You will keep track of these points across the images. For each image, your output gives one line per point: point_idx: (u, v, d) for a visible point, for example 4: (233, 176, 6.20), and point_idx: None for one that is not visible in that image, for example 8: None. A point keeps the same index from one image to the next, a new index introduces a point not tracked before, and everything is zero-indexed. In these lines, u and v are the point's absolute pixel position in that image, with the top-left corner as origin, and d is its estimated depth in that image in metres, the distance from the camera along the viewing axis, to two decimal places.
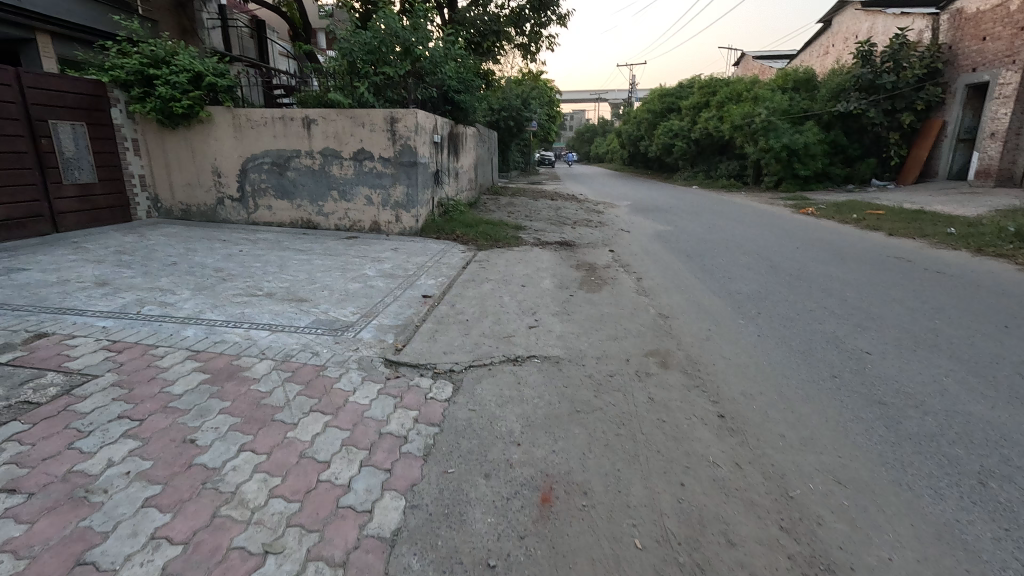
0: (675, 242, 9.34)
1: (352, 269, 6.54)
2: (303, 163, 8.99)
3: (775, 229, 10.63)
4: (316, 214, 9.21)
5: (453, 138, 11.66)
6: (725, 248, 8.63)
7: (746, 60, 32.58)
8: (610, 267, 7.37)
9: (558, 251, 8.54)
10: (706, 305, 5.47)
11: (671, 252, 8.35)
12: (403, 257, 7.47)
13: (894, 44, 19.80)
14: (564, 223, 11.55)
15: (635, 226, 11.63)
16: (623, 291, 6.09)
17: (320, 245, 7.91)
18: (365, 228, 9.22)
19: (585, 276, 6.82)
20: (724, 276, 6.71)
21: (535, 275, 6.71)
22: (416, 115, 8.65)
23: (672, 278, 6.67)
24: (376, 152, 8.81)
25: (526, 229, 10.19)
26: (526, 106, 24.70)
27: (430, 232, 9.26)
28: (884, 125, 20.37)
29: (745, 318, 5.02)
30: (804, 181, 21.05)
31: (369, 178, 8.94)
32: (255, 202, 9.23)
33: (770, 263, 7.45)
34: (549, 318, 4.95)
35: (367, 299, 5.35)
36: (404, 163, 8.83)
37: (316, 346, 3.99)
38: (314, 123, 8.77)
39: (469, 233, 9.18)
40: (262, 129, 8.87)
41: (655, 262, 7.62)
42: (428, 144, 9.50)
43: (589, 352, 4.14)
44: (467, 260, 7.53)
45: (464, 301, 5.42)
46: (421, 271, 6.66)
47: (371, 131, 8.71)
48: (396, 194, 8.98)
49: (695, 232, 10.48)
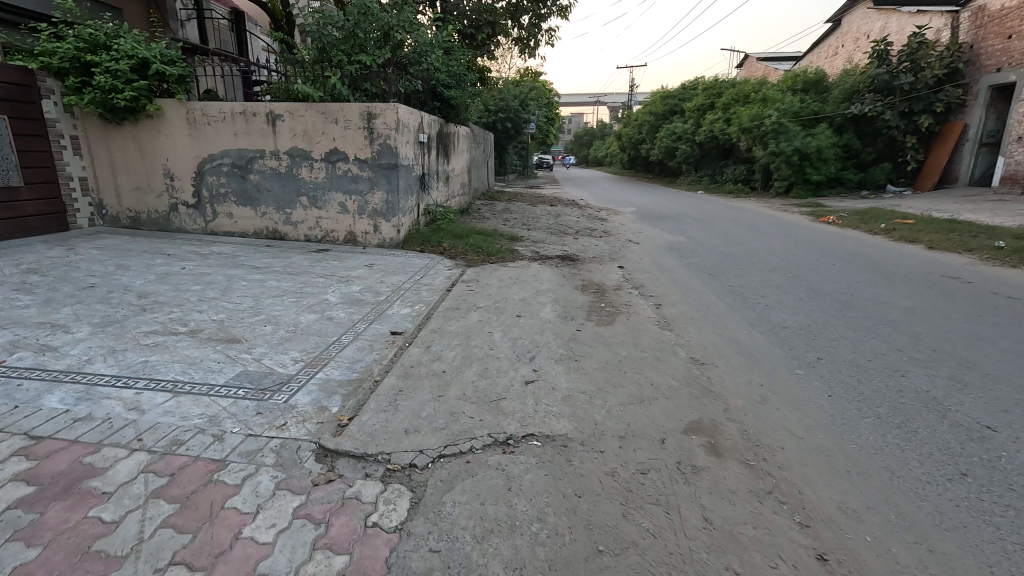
0: (693, 256, 8.24)
1: (311, 293, 5.42)
2: (267, 165, 7.85)
3: (801, 241, 9.53)
4: (283, 223, 8.08)
5: (443, 138, 10.56)
6: (750, 264, 7.52)
7: (750, 62, 31.61)
8: (622, 288, 6.26)
9: (559, 267, 7.42)
10: (749, 346, 4.35)
11: (690, 269, 7.24)
12: (377, 275, 6.36)
13: (913, 43, 18.72)
14: (565, 232, 10.44)
15: (644, 236, 10.53)
16: (641, 323, 4.97)
17: (283, 261, 6.80)
18: (340, 239, 8.10)
19: (592, 301, 5.71)
20: (759, 303, 5.60)
21: (533, 299, 5.61)
22: (397, 110, 7.53)
23: (697, 305, 5.55)
24: (352, 153, 7.70)
25: (522, 239, 9.08)
26: (525, 107, 23.59)
27: (413, 244, 8.15)
28: (900, 128, 19.36)
29: (804, 368, 3.89)
30: (816, 187, 20.04)
31: (344, 183, 7.83)
32: (214, 208, 8.09)
33: (809, 285, 6.34)
34: (551, 366, 3.83)
35: (320, 337, 4.22)
36: (384, 165, 7.71)
37: (227, 420, 2.86)
38: (280, 118, 7.63)
39: (458, 245, 8.06)
40: (221, 125, 7.74)
41: (674, 283, 6.51)
42: (413, 144, 8.38)
43: (607, 426, 3.01)
44: (454, 278, 6.44)
45: (444, 338, 4.30)
46: (396, 296, 5.54)
47: (346, 128, 7.60)
48: (374, 201, 7.86)
49: (712, 244, 9.38)
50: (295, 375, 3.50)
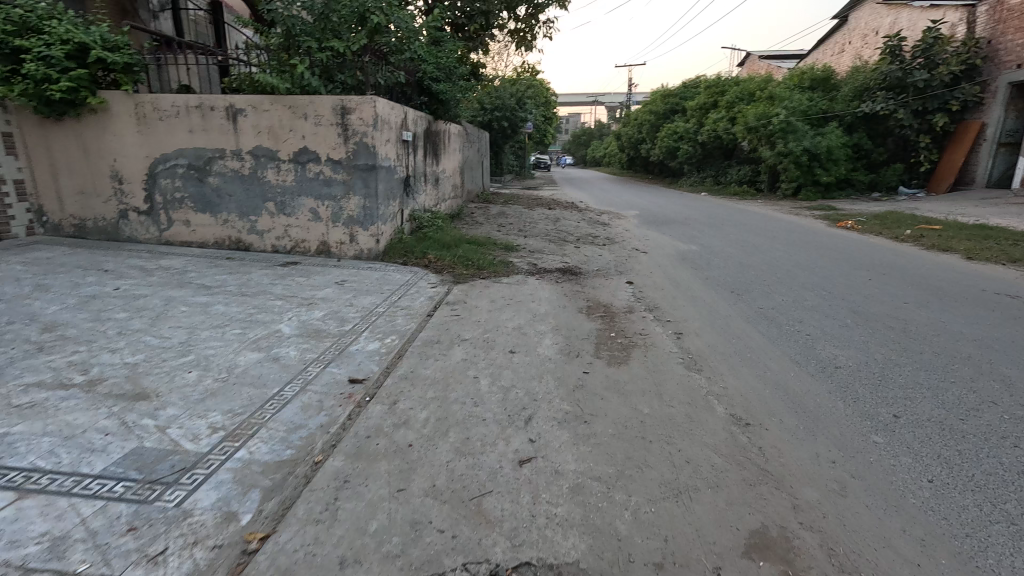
0: (709, 269, 7.36)
1: (263, 322, 4.51)
2: (228, 166, 6.93)
3: (824, 251, 8.67)
4: (247, 232, 7.14)
5: (431, 137, 9.65)
6: (776, 280, 6.65)
7: (752, 60, 30.79)
8: (633, 311, 5.35)
9: (559, 283, 6.52)
10: (801, 397, 3.46)
11: (709, 286, 6.34)
12: (348, 295, 5.47)
13: (928, 38, 17.90)
14: (565, 240, 9.54)
15: (652, 243, 9.63)
16: (662, 361, 4.08)
17: (240, 278, 5.88)
18: (312, 250, 7.18)
19: (599, 329, 4.80)
20: (798, 332, 4.71)
21: (529, 327, 4.71)
22: (375, 104, 6.63)
23: (725, 335, 4.65)
24: (324, 153, 6.79)
25: (518, 249, 8.18)
26: (522, 106, 22.67)
27: (396, 255, 7.24)
28: (914, 127, 18.54)
29: (882, 434, 2.99)
30: (826, 189, 19.21)
31: (316, 186, 6.92)
32: (168, 215, 7.14)
33: (850, 307, 5.45)
34: (553, 434, 2.92)
35: (257, 388, 3.31)
36: (360, 167, 6.81)
37: (77, 547, 1.95)
38: (241, 113, 6.71)
39: (445, 256, 7.15)
40: (174, 121, 6.82)
41: (693, 304, 5.62)
42: (395, 143, 7.48)
43: (635, 546, 2.10)
44: (438, 298, 5.55)
45: (417, 388, 3.38)
46: (366, 323, 4.64)
47: (316, 125, 6.69)
48: (350, 208, 6.95)
49: (727, 254, 8.50)
50: (208, 453, 2.58)
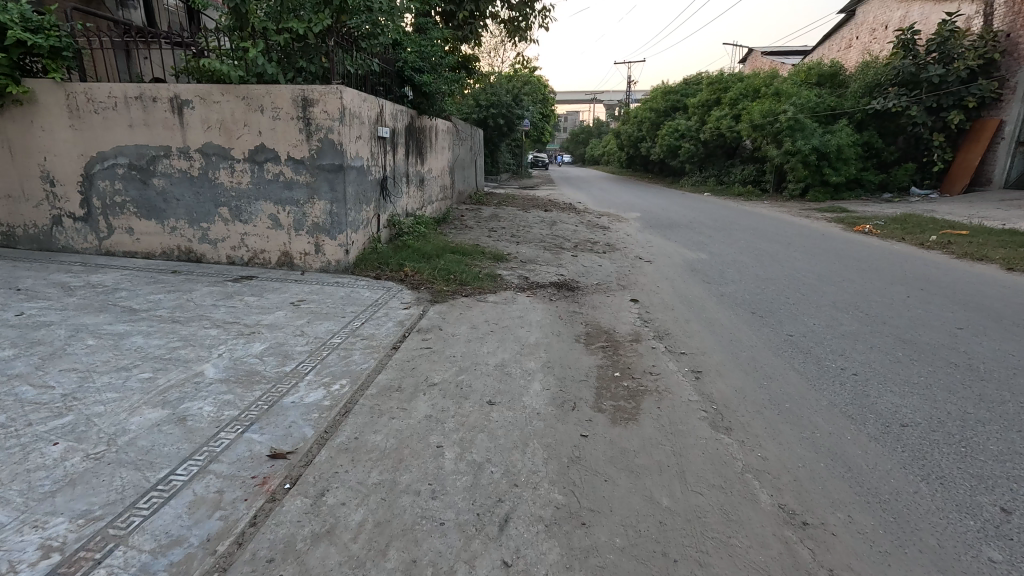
0: (723, 283, 6.53)
1: (184, 360, 3.66)
2: (174, 166, 6.05)
3: (847, 261, 7.85)
4: (198, 241, 6.27)
5: (414, 134, 8.78)
6: (802, 298, 5.80)
7: (755, 56, 29.98)
8: (640, 340, 4.51)
9: (553, 301, 5.67)
10: (869, 477, 2.60)
11: (726, 306, 5.50)
12: (302, 319, 4.62)
13: (943, 31, 17.04)
14: (561, 247, 8.68)
15: (657, 250, 8.79)
16: (680, 415, 3.22)
17: (178, 298, 5.02)
18: (272, 262, 6.31)
19: (601, 365, 3.96)
20: (842, 371, 3.86)
21: (515, 365, 3.85)
22: (342, 95, 5.76)
23: (755, 377, 3.80)
24: (284, 151, 5.92)
25: (508, 258, 7.32)
26: (518, 103, 21.80)
27: (368, 267, 6.37)
28: (927, 125, 17.72)
29: (997, 546, 2.15)
30: (834, 189, 18.40)
31: (276, 189, 6.06)
32: (108, 222, 6.27)
33: (897, 335, 4.60)
34: (537, 550, 2.07)
35: (138, 469, 2.44)
36: (325, 167, 5.95)
37: None
38: (187, 105, 5.83)
39: (424, 268, 6.30)
40: (112, 114, 5.94)
41: (709, 330, 4.78)
42: (368, 139, 6.61)
43: None
44: (410, 323, 4.69)
45: (357, 469, 2.52)
46: (315, 361, 3.78)
47: (274, 118, 5.81)
48: (315, 214, 6.09)
49: (741, 264, 7.67)
50: None
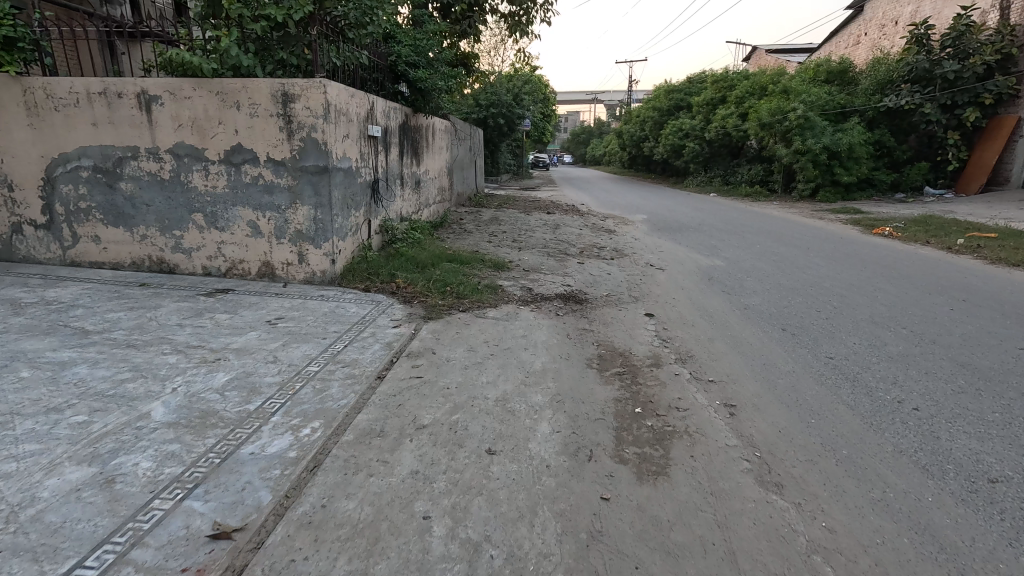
0: (745, 293, 5.98)
1: (130, 396, 3.11)
2: (143, 168, 5.52)
3: (874, 267, 7.31)
4: (171, 250, 5.74)
5: (408, 133, 8.25)
6: (834, 312, 5.26)
7: (759, 55, 29.48)
8: (660, 366, 3.96)
9: (560, 316, 5.13)
10: (969, 560, 2.06)
11: (753, 323, 4.96)
12: (277, 342, 4.09)
13: (958, 26, 16.48)
14: (566, 253, 8.13)
15: (669, 256, 8.26)
16: (718, 466, 2.68)
17: (140, 316, 4.48)
18: (251, 273, 5.77)
19: (618, 399, 3.41)
20: (900, 405, 3.32)
21: (518, 400, 3.31)
22: (326, 89, 5.23)
23: (799, 413, 3.26)
24: (263, 151, 5.38)
25: (509, 267, 6.78)
26: (518, 102, 21.25)
27: (357, 279, 5.83)
28: (942, 123, 17.18)
29: None
30: (845, 189, 17.86)
31: (254, 193, 5.52)
32: (72, 229, 5.73)
33: (952, 358, 4.06)
34: None
35: (38, 559, 1.91)
36: (308, 169, 5.42)
37: None
38: (156, 102, 5.31)
39: (418, 279, 5.76)
40: (73, 112, 5.41)
41: (738, 352, 4.24)
42: (357, 139, 6.08)
43: None
44: (399, 346, 4.16)
45: (320, 557, 1.98)
46: (285, 396, 3.24)
47: (251, 115, 5.28)
48: (298, 220, 5.56)
49: (761, 271, 7.13)
50: None
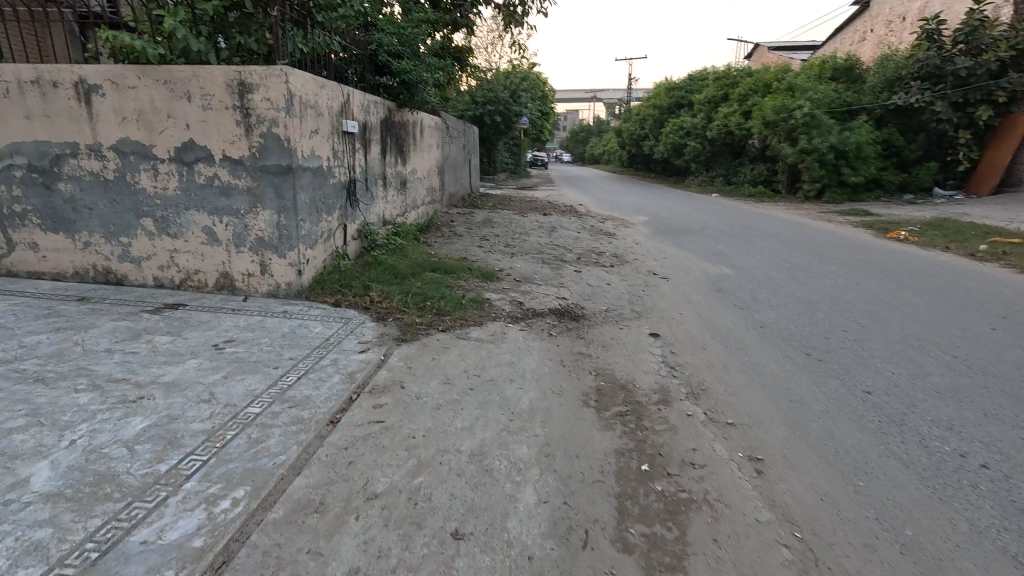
0: (759, 308, 5.39)
1: (13, 454, 2.50)
2: (84, 167, 4.90)
3: (895, 277, 6.74)
4: (118, 259, 5.12)
5: (392, 129, 7.64)
6: (862, 332, 4.69)
7: (761, 52, 28.92)
8: (670, 405, 3.35)
9: (552, 337, 4.52)
10: None
11: (773, 346, 4.37)
12: (218, 373, 3.47)
13: (971, 21, 15.86)
14: (562, 260, 7.53)
15: (673, 263, 7.65)
16: (751, 559, 2.08)
17: (66, 339, 3.86)
18: (209, 285, 5.16)
19: (621, 451, 2.80)
20: (964, 461, 2.73)
21: (497, 454, 2.71)
22: (288, 78, 4.61)
23: (842, 471, 2.67)
24: (218, 148, 4.76)
25: (498, 276, 6.17)
26: (515, 99, 20.62)
27: (327, 291, 5.23)
28: (952, 122, 16.60)
29: None
30: (853, 190, 17.29)
31: (209, 196, 4.90)
32: (8, 235, 5.12)
33: (1011, 394, 3.47)
34: None
35: None
36: (270, 169, 4.80)
37: None
38: (95, 92, 4.68)
39: (395, 292, 5.15)
40: (5, 103, 4.80)
41: (758, 385, 3.65)
42: (328, 134, 5.46)
43: None
44: (363, 379, 3.54)
45: None
46: (209, 451, 2.62)
47: (203, 107, 4.65)
48: (259, 226, 4.95)
49: (774, 281, 6.55)
50: None
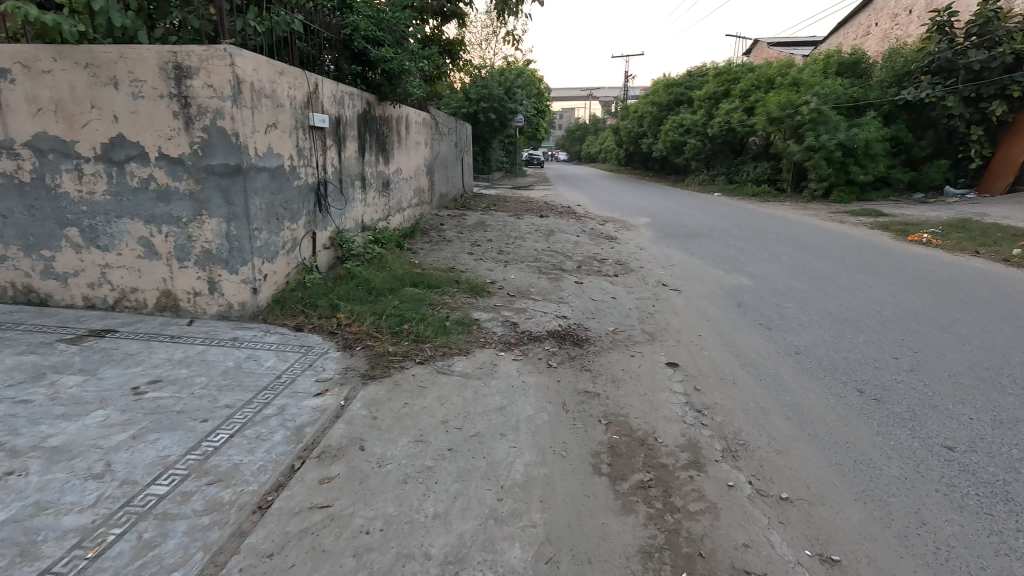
0: (790, 329, 4.65)
1: None
2: None
3: (934, 288, 6.03)
4: (39, 276, 4.35)
5: (371, 124, 6.86)
6: (918, 359, 3.97)
7: (761, 48, 28.24)
8: (704, 473, 2.62)
9: (551, 369, 3.77)
10: None
11: (817, 381, 3.64)
12: (125, 432, 2.70)
13: (985, 12, 15.23)
14: (560, 269, 6.79)
15: (684, 272, 6.92)
16: None
17: None
18: (148, 306, 4.39)
19: (648, 554, 2.07)
20: None
21: (478, 563, 1.98)
22: (234, 59, 3.85)
23: None
24: (152, 144, 4.00)
25: (489, 290, 5.42)
26: (510, 96, 19.84)
27: (289, 311, 4.48)
28: (964, 117, 15.96)
29: None
30: (861, 188, 16.64)
31: (145, 202, 4.14)
32: None
33: None
34: None
35: None
36: (215, 169, 4.04)
37: None
38: (4, 77, 3.95)
39: (367, 312, 4.40)
40: None
41: (809, 438, 2.93)
42: (290, 129, 4.70)
43: None
44: (313, 436, 2.78)
45: None
46: (73, 566, 1.87)
47: (134, 96, 3.90)
48: (204, 237, 4.19)
49: (800, 293, 5.84)
50: None
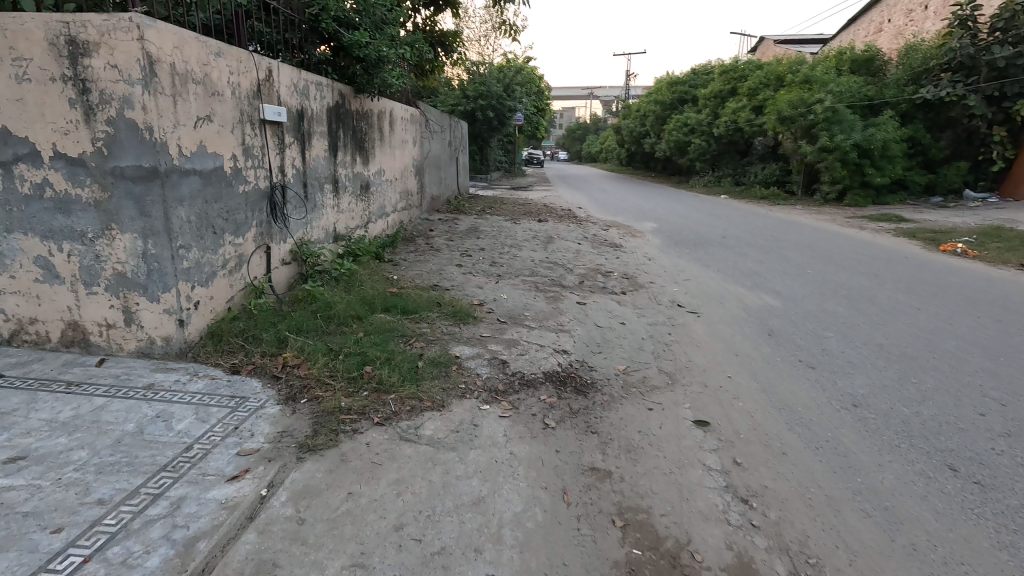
0: (840, 370, 3.81)
1: None
2: None
3: (993, 312, 5.21)
4: None
5: (345, 119, 6.03)
6: (1013, 418, 3.14)
7: (767, 46, 27.47)
8: None
9: (547, 430, 2.95)
10: None
11: (894, 453, 2.80)
12: None
13: (1012, 6, 14.36)
14: (560, 285, 5.97)
15: (700, 289, 6.10)
16: None
17: None
18: (51, 339, 3.54)
19: None
20: None
21: None
22: (144, 34, 3.04)
23: None
24: (45, 141, 3.16)
25: (475, 315, 4.59)
26: (509, 93, 19.00)
27: (226, 347, 3.65)
28: (986, 118, 15.14)
29: None
30: (876, 192, 15.81)
31: (40, 212, 3.30)
32: None
33: None
34: None
35: None
36: (126, 173, 3.21)
37: None
38: None
39: (321, 350, 3.57)
40: None
41: (909, 556, 2.10)
42: (232, 123, 3.87)
43: None
44: (205, 559, 1.95)
45: None
46: None
47: (19, 80, 3.07)
48: (116, 256, 3.35)
49: (840, 319, 5.01)
50: None
